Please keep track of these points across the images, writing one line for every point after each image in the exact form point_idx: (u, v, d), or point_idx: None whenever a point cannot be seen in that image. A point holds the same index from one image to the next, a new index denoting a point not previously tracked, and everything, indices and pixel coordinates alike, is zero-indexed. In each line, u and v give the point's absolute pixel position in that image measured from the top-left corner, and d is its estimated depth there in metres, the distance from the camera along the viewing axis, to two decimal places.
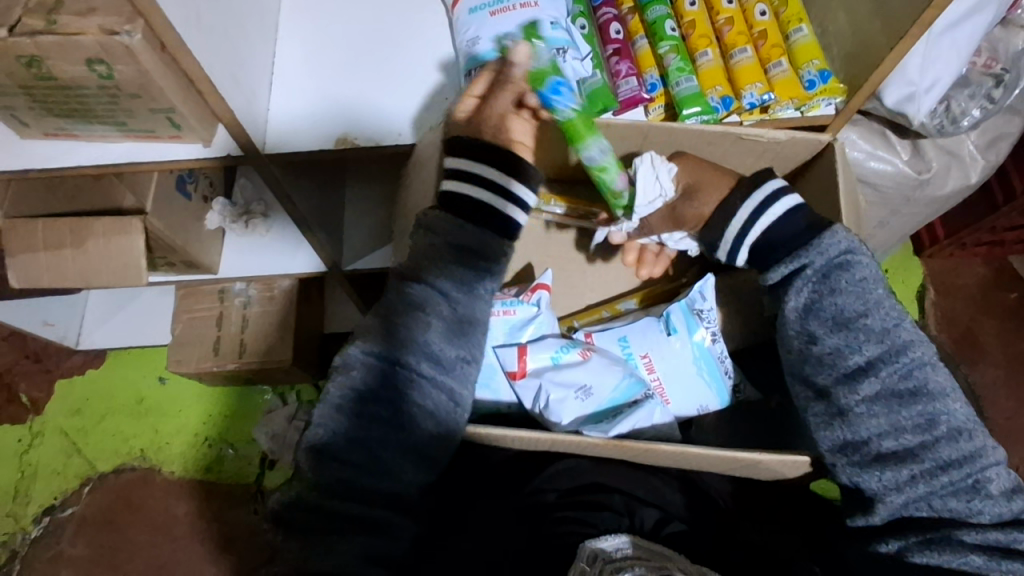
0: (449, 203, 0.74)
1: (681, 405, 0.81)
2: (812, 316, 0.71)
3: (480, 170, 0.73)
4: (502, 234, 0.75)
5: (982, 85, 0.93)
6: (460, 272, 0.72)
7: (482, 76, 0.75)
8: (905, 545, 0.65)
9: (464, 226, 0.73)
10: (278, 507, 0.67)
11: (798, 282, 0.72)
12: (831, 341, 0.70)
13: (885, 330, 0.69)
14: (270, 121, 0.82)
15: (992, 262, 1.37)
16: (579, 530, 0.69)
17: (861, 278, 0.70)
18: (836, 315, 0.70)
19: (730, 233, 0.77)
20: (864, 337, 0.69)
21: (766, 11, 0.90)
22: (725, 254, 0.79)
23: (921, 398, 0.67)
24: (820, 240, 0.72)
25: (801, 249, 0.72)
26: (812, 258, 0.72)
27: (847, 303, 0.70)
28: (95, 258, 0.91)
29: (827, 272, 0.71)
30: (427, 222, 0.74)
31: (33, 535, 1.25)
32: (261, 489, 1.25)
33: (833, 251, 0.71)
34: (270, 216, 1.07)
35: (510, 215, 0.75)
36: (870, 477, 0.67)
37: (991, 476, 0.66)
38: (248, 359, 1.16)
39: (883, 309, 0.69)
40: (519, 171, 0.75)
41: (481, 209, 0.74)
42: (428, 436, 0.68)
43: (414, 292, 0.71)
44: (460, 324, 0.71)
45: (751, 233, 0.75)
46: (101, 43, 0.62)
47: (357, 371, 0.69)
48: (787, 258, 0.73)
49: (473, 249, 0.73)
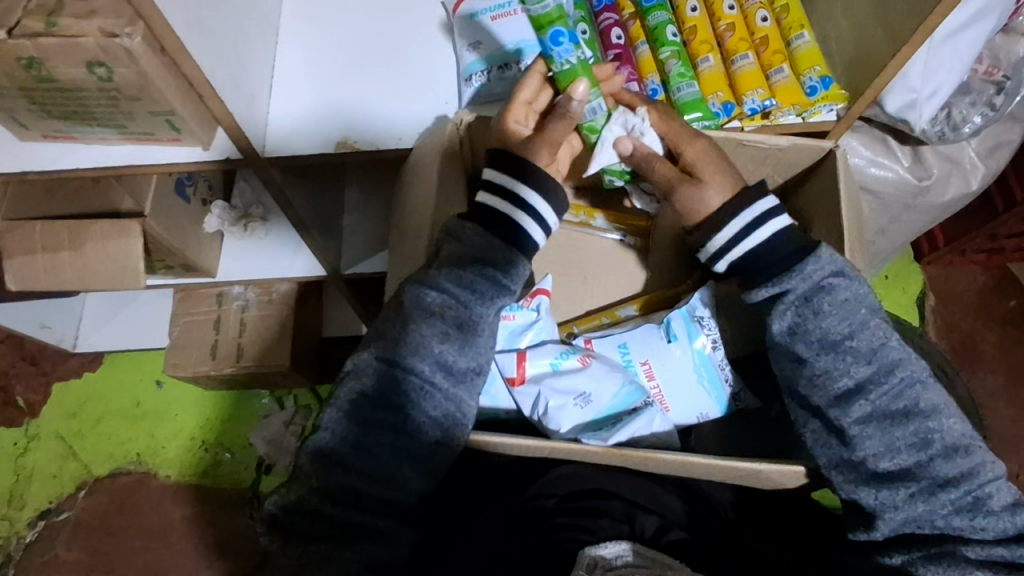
0: (479, 215, 0.74)
1: (681, 413, 0.81)
2: (798, 339, 0.70)
3: (515, 185, 0.73)
4: (520, 250, 0.74)
5: (983, 92, 0.93)
6: (473, 280, 0.71)
7: (529, 78, 0.76)
8: (910, 558, 0.64)
9: (486, 237, 0.73)
10: (276, 510, 0.66)
11: (782, 304, 0.71)
12: (819, 364, 0.69)
13: (873, 350, 0.68)
14: (270, 126, 0.82)
15: (992, 270, 1.37)
16: (581, 538, 0.67)
17: (846, 299, 0.69)
18: (823, 339, 0.69)
19: (713, 246, 0.74)
20: (852, 360, 0.68)
21: (767, 18, 0.89)
22: (705, 258, 0.76)
23: (913, 417, 0.67)
24: (804, 265, 0.70)
25: (784, 274, 0.71)
26: (795, 284, 0.70)
27: (833, 325, 0.69)
28: (92, 260, 0.90)
29: (811, 295, 0.70)
30: (457, 233, 0.73)
31: (27, 539, 1.24)
32: (258, 493, 1.24)
33: (817, 276, 0.70)
34: (270, 220, 1.06)
35: (529, 231, 0.74)
36: (868, 495, 0.67)
37: (991, 491, 0.65)
38: (246, 363, 1.15)
39: (869, 331, 0.69)
40: (531, 177, 0.74)
41: (509, 225, 0.73)
42: (432, 445, 0.68)
43: (427, 299, 0.70)
44: (474, 335, 0.70)
45: (734, 252, 0.73)
46: (101, 45, 0.62)
47: (367, 377, 0.69)
48: (771, 280, 0.71)
49: (493, 262, 0.72)
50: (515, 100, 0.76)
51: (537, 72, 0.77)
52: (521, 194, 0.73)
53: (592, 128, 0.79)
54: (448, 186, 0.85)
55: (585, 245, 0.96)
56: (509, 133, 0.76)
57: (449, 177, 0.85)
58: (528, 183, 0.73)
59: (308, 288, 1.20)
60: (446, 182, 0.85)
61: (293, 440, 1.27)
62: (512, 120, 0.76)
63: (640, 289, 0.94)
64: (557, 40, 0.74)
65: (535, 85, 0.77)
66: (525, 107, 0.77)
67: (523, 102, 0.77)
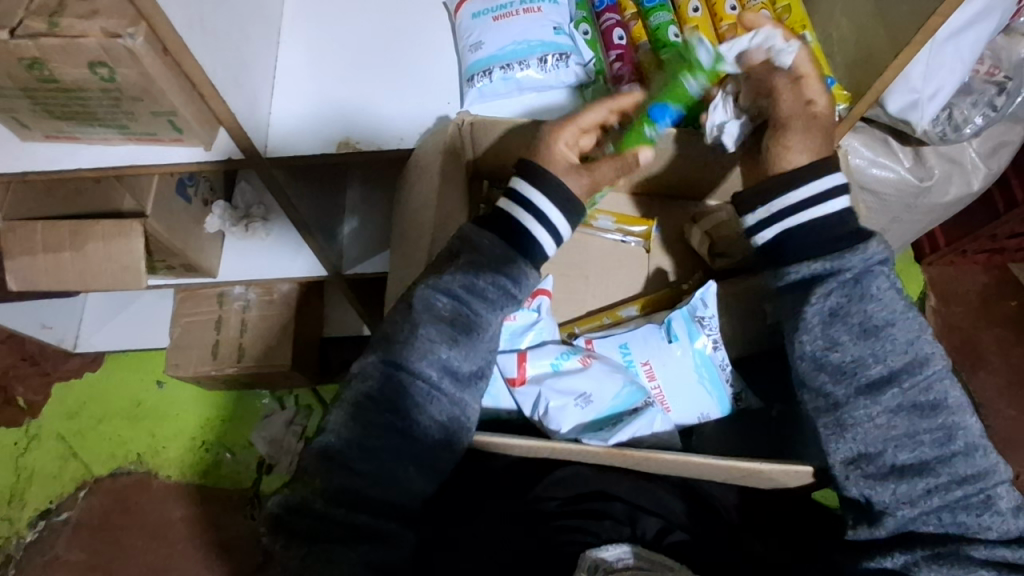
0: (491, 222, 0.74)
1: (682, 413, 0.80)
2: (837, 322, 0.69)
3: (528, 189, 0.72)
4: (527, 258, 0.73)
5: (984, 93, 0.93)
6: (485, 287, 0.71)
7: (596, 109, 0.76)
8: (912, 559, 0.64)
9: (500, 245, 0.72)
10: (279, 510, 0.66)
11: (828, 284, 0.69)
12: (853, 349, 0.69)
13: (910, 341, 0.68)
14: (272, 126, 0.82)
15: (993, 270, 1.37)
16: (582, 539, 0.68)
17: (889, 287, 0.69)
18: (864, 323, 0.69)
19: (779, 204, 0.71)
20: (889, 347, 0.68)
21: (768, 17, 0.88)
22: (752, 221, 0.73)
23: (940, 411, 0.67)
24: (866, 246, 0.69)
25: (842, 253, 0.69)
26: (852, 263, 0.68)
27: (875, 311, 0.69)
28: (94, 259, 0.90)
29: (860, 278, 0.69)
30: (476, 242, 0.72)
31: (28, 540, 1.24)
32: (259, 494, 1.24)
33: (872, 260, 0.69)
34: (271, 220, 1.07)
35: (539, 239, 0.73)
36: (883, 490, 0.66)
37: (1002, 492, 0.66)
38: (247, 363, 1.15)
39: (908, 321, 0.69)
40: (542, 182, 0.72)
41: (520, 231, 0.73)
42: (436, 447, 0.68)
43: (437, 303, 0.70)
44: (477, 339, 0.70)
45: (795, 219, 0.71)
46: (103, 46, 0.62)
47: (372, 380, 0.68)
48: (819, 258, 0.69)
49: (506, 270, 0.71)
50: (569, 124, 0.75)
51: (606, 107, 0.76)
52: (537, 205, 0.72)
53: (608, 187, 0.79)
54: (448, 190, 0.84)
55: (585, 248, 0.96)
56: (557, 154, 0.74)
57: (451, 180, 0.84)
58: (543, 191, 0.72)
59: (309, 289, 1.21)
60: (449, 182, 0.84)
61: (294, 440, 1.27)
62: (558, 143, 0.75)
63: (640, 289, 0.94)
64: (661, 114, 0.82)
65: (596, 117, 0.76)
66: (575, 133, 0.75)
67: (577, 129, 0.75)
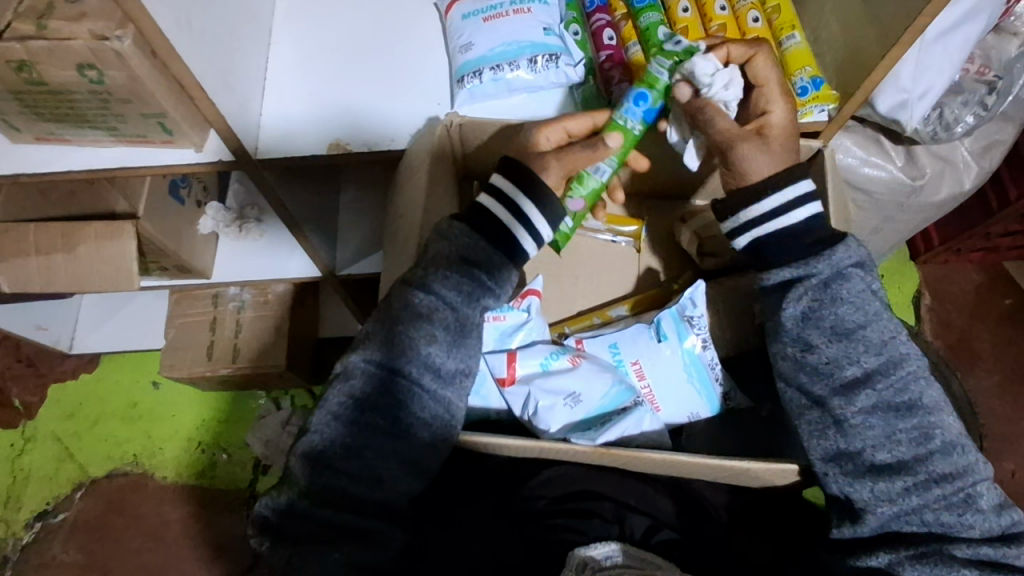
0: (473, 218, 0.74)
1: (672, 413, 0.81)
2: (810, 324, 0.70)
3: (513, 190, 0.73)
4: (509, 258, 0.74)
5: (974, 92, 0.94)
6: (463, 283, 0.71)
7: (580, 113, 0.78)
8: (895, 559, 0.64)
9: (480, 242, 0.72)
10: (268, 512, 0.67)
11: (799, 288, 0.70)
12: (828, 351, 0.69)
13: (883, 342, 0.68)
14: (264, 126, 0.82)
15: (987, 269, 1.38)
16: (573, 538, 0.69)
17: (862, 289, 0.69)
18: (836, 325, 0.69)
19: (744, 217, 0.73)
20: (863, 349, 0.68)
21: (758, 18, 0.88)
22: (728, 229, 0.75)
23: (916, 411, 0.67)
24: (833, 251, 0.69)
25: (810, 258, 0.70)
26: (820, 269, 0.69)
27: (847, 314, 0.69)
28: (87, 261, 0.90)
29: (830, 282, 0.69)
30: (447, 233, 0.73)
31: (24, 541, 1.24)
32: (255, 494, 1.24)
33: (843, 262, 0.69)
34: (264, 222, 1.08)
35: (520, 238, 0.74)
36: (862, 488, 0.67)
37: (982, 490, 0.66)
38: (242, 363, 1.15)
39: (881, 322, 0.69)
40: (529, 182, 0.73)
41: (502, 230, 0.73)
42: (421, 447, 0.68)
43: (417, 301, 0.70)
44: (461, 337, 0.71)
45: (760, 229, 0.72)
46: (91, 48, 0.62)
47: (356, 379, 0.69)
48: (792, 263, 0.70)
49: (483, 265, 0.72)
50: (556, 123, 0.77)
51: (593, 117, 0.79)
52: (519, 203, 0.73)
53: (581, 179, 0.80)
54: (437, 191, 0.84)
55: (577, 248, 0.96)
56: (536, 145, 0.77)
57: (439, 178, 0.85)
58: (527, 192, 0.73)
59: (303, 290, 1.21)
60: (437, 181, 0.84)
61: (290, 440, 1.27)
62: (543, 137, 0.77)
63: (630, 289, 0.95)
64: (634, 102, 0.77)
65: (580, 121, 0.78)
66: (561, 133, 0.78)
67: (560, 127, 0.78)
